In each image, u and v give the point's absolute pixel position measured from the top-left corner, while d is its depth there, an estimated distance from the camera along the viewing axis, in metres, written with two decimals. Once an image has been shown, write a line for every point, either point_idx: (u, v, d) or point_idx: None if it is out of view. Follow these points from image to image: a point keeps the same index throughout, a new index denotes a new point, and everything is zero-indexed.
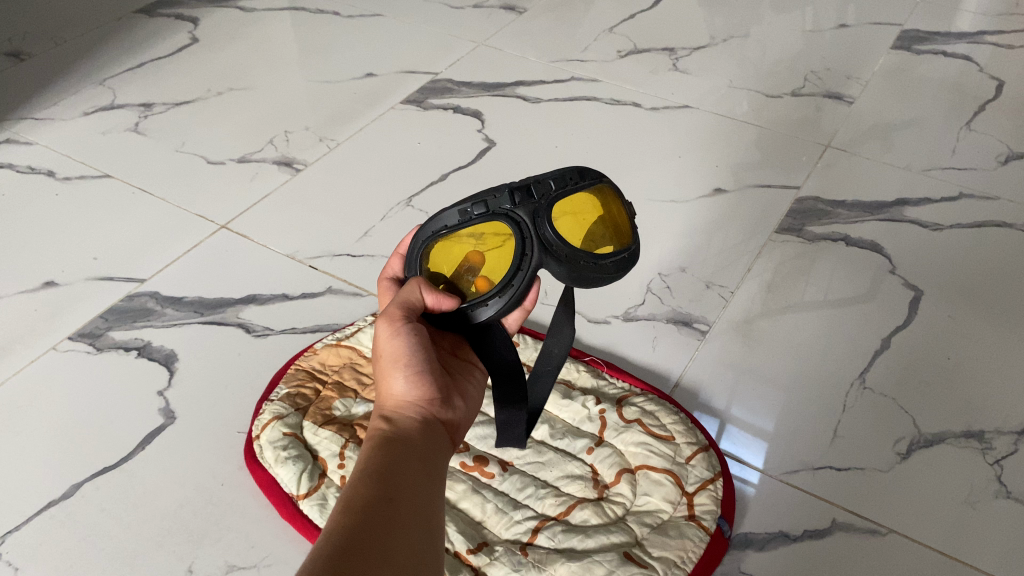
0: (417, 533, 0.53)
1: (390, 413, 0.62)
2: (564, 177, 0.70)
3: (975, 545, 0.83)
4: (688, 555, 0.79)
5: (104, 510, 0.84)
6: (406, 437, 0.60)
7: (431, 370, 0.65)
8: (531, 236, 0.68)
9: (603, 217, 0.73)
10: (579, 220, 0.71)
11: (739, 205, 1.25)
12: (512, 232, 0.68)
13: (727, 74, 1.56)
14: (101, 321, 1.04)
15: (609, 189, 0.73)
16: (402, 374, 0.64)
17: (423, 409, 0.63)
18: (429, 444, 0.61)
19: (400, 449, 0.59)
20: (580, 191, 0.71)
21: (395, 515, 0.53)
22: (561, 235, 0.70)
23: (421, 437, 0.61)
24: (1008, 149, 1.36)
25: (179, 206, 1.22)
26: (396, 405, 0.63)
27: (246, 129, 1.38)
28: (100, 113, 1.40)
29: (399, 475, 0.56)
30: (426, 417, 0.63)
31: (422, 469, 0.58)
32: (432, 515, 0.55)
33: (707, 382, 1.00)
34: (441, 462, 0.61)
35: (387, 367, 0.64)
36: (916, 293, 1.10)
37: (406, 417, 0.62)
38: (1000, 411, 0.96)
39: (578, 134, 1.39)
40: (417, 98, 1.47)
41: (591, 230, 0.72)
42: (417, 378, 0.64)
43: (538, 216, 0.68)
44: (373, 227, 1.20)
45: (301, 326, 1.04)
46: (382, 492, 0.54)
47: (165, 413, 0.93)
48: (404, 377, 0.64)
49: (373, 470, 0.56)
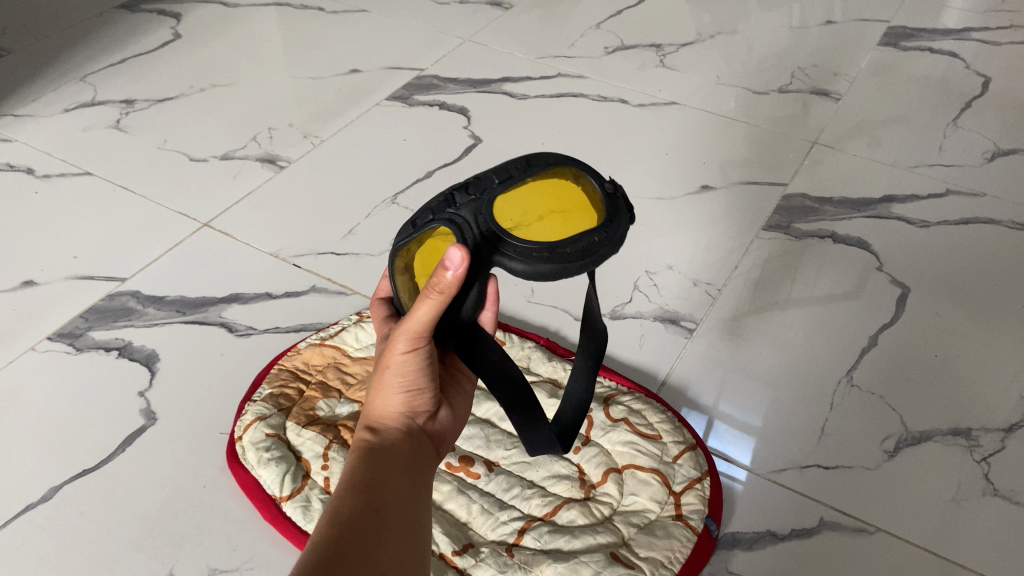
0: (408, 554, 0.53)
1: (379, 424, 0.62)
2: (511, 165, 0.63)
3: (961, 542, 0.83)
4: (676, 555, 0.79)
5: (84, 513, 0.83)
6: (396, 450, 0.60)
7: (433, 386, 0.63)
8: (475, 235, 0.61)
9: (570, 204, 0.63)
10: (533, 213, 0.62)
11: (726, 203, 1.25)
12: (453, 236, 0.61)
13: (714, 71, 1.55)
14: (82, 321, 1.03)
15: (574, 168, 0.64)
16: (403, 389, 0.62)
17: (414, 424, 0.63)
18: (421, 461, 0.60)
19: (390, 461, 0.58)
20: (528, 180, 0.62)
21: (383, 530, 0.53)
22: (509, 232, 0.61)
23: (409, 450, 0.60)
24: (994, 145, 1.36)
25: (161, 204, 1.20)
26: (385, 417, 0.62)
27: (230, 126, 1.36)
28: (81, 109, 1.38)
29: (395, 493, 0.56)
30: (413, 428, 0.62)
31: (416, 488, 0.58)
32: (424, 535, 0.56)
33: (694, 380, 0.99)
34: (429, 476, 0.61)
35: (388, 379, 0.61)
36: (904, 289, 1.10)
37: (395, 430, 0.61)
38: (987, 408, 0.96)
39: (565, 131, 1.39)
40: (402, 94, 1.46)
41: (556, 219, 0.63)
42: (415, 392, 0.62)
43: (480, 214, 0.61)
44: (358, 224, 1.19)
45: (284, 325, 1.03)
46: (370, 506, 0.54)
47: (146, 414, 0.92)
48: (402, 391, 0.62)
49: (361, 484, 0.56)
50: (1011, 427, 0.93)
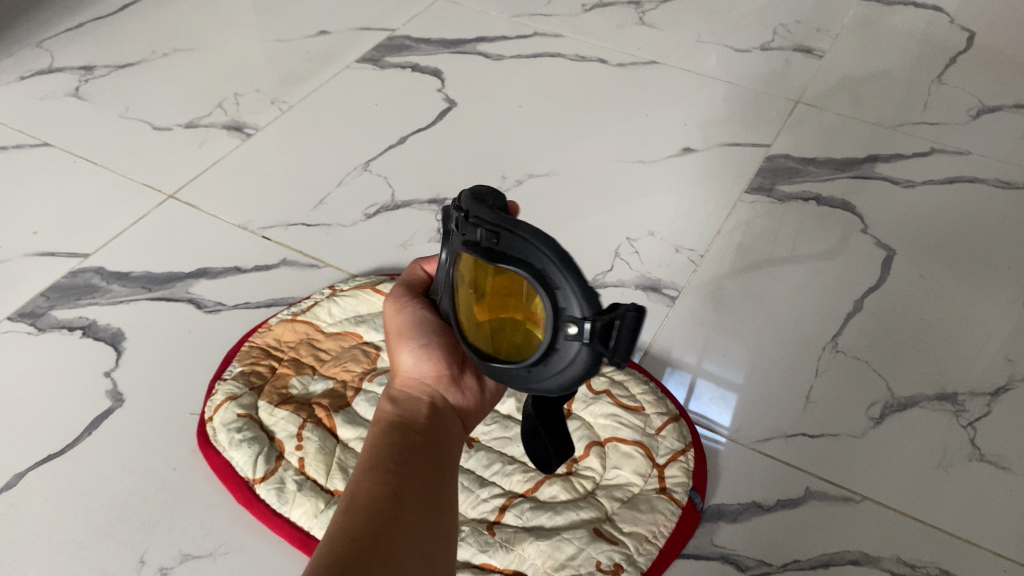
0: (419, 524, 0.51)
1: (395, 394, 0.63)
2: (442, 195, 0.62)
3: (947, 509, 0.82)
4: (660, 530, 0.77)
5: (49, 499, 0.80)
6: (413, 420, 0.60)
7: (438, 341, 0.65)
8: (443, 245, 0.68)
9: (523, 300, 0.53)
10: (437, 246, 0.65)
11: (708, 166, 1.22)
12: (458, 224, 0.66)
13: (695, 29, 1.51)
14: (43, 299, 0.99)
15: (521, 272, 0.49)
16: (408, 350, 0.65)
17: (428, 386, 0.64)
18: (434, 424, 0.60)
19: (407, 433, 0.58)
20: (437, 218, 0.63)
21: (405, 513, 0.51)
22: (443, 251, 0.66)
23: (425, 418, 0.61)
24: (979, 102, 1.34)
25: (124, 175, 1.16)
26: (403, 386, 0.64)
27: (194, 92, 1.31)
28: (38, 77, 1.32)
29: (404, 462, 0.55)
30: (432, 397, 0.63)
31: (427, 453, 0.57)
32: (436, 502, 0.54)
33: (677, 347, 0.97)
34: (447, 440, 0.60)
35: (396, 346, 0.66)
36: (889, 252, 1.08)
37: (410, 400, 0.62)
38: (973, 371, 0.94)
39: (542, 92, 1.35)
40: (374, 56, 1.41)
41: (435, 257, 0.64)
42: (421, 351, 0.64)
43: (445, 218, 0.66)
44: (329, 194, 1.15)
45: (254, 301, 1.00)
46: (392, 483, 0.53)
47: (112, 395, 0.89)
48: (409, 353, 0.65)
49: (375, 459, 0.55)
50: (996, 390, 0.92)
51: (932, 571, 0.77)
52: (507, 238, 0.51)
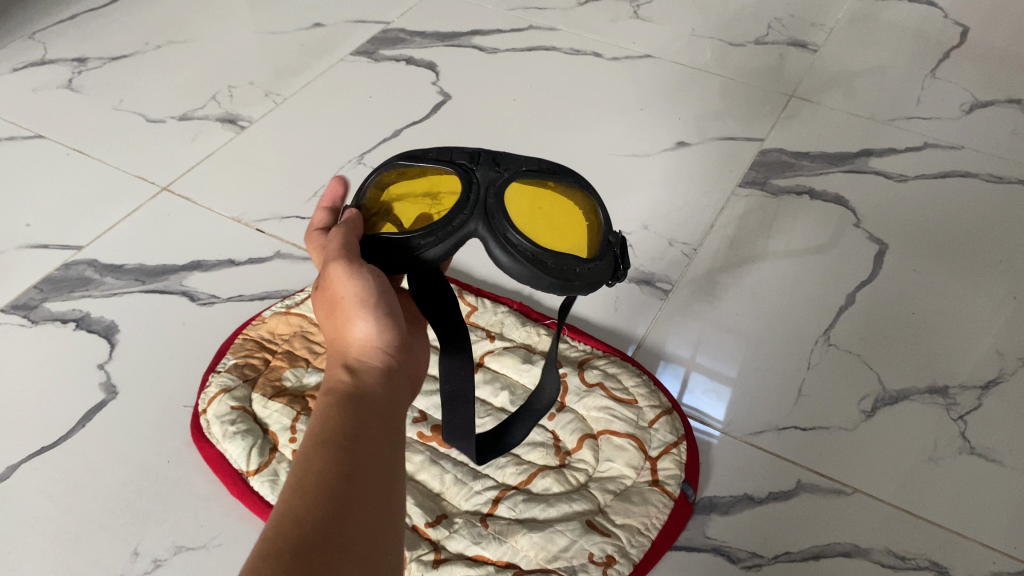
0: (373, 517, 0.48)
1: (351, 362, 0.59)
2: (425, 153, 0.72)
3: (937, 502, 0.82)
4: (652, 522, 0.78)
5: (43, 491, 0.80)
6: (370, 395, 0.56)
7: (394, 317, 0.62)
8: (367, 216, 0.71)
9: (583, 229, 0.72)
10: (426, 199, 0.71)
11: (702, 159, 1.22)
12: (380, 190, 0.72)
13: (689, 23, 1.51)
14: (36, 292, 0.99)
15: (586, 196, 0.72)
16: (362, 317, 0.61)
17: (382, 359, 0.60)
18: (390, 401, 0.57)
19: (366, 409, 0.55)
20: (427, 168, 0.71)
21: (355, 500, 0.48)
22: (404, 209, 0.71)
23: (382, 394, 0.57)
24: (973, 97, 1.34)
25: (117, 167, 1.16)
26: (354, 355, 0.60)
27: (187, 84, 1.31)
28: (31, 68, 1.32)
29: (362, 441, 0.52)
30: (386, 371, 0.60)
31: (384, 435, 0.54)
32: (390, 489, 0.51)
33: (669, 340, 0.97)
34: (400, 422, 0.57)
35: (343, 309, 0.62)
36: (881, 246, 1.09)
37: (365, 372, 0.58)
38: (963, 364, 0.95)
39: (536, 86, 1.35)
40: (368, 49, 1.41)
41: (433, 203, 0.70)
42: (378, 321, 0.61)
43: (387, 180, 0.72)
44: (323, 186, 1.15)
45: (248, 294, 1.00)
46: (347, 464, 0.49)
47: (106, 388, 0.89)
48: (363, 320, 0.61)
49: (331, 434, 0.51)
50: (987, 384, 0.93)
51: (923, 562, 0.78)
52: (563, 170, 0.73)
